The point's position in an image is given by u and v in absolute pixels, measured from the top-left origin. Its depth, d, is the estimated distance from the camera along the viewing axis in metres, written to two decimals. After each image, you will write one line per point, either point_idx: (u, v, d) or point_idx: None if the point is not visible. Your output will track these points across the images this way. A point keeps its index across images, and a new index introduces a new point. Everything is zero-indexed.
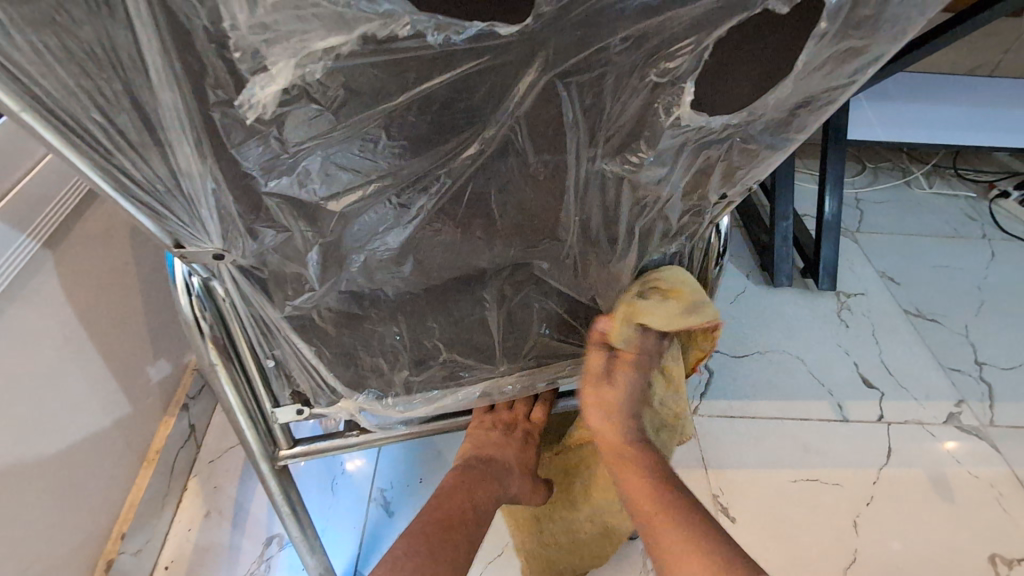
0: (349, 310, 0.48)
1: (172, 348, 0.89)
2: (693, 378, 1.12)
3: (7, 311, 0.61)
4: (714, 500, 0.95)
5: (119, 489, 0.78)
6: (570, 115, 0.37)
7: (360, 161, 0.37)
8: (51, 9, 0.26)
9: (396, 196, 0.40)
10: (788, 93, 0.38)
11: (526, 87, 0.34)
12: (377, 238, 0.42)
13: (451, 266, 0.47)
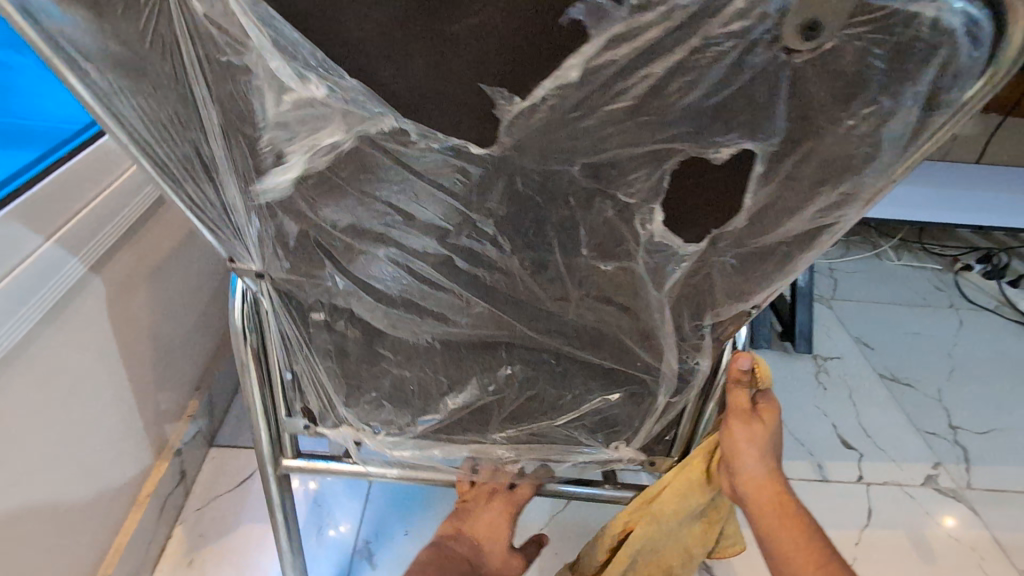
0: (365, 344, 0.55)
1: (172, 393, 0.92)
2: None
3: (31, 349, 0.65)
4: None
5: (107, 532, 0.79)
6: (552, 219, 0.42)
7: (379, 226, 0.43)
8: (151, 83, 0.35)
9: (409, 261, 0.46)
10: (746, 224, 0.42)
11: (507, 192, 0.40)
12: (393, 289, 0.49)
13: (458, 334, 0.53)
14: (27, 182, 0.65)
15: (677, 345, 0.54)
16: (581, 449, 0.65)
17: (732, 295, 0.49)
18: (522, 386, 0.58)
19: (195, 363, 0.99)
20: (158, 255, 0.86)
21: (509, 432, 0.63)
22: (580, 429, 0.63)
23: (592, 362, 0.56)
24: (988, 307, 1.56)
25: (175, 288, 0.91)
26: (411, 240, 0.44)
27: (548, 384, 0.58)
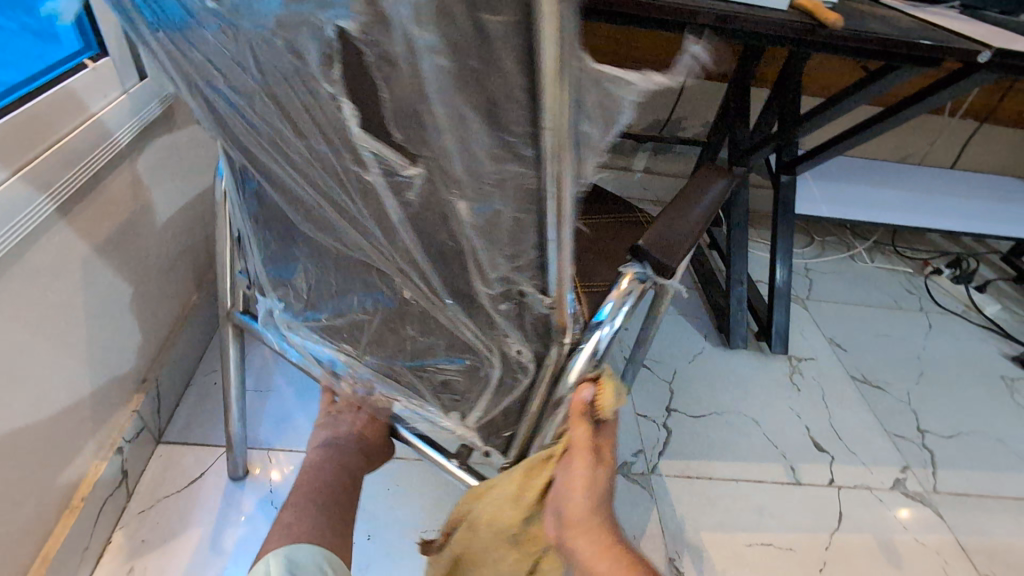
0: (272, 241, 0.58)
1: (112, 387, 0.84)
2: (653, 434, 1.11)
3: None
4: (671, 564, 0.93)
5: (34, 540, 0.71)
6: (489, 178, 0.36)
7: (270, 148, 0.43)
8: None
9: (301, 190, 0.46)
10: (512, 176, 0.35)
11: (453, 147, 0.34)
12: (286, 206, 0.51)
13: (339, 261, 0.54)
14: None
15: (492, 316, 0.51)
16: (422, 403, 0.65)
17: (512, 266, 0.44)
18: (393, 329, 0.59)
19: (140, 354, 0.91)
20: (98, 237, 0.78)
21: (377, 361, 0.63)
22: (427, 379, 0.62)
23: (458, 334, 0.55)
24: (956, 312, 1.59)
25: (117, 273, 0.83)
26: (279, 160, 0.44)
27: (441, 339, 0.57)
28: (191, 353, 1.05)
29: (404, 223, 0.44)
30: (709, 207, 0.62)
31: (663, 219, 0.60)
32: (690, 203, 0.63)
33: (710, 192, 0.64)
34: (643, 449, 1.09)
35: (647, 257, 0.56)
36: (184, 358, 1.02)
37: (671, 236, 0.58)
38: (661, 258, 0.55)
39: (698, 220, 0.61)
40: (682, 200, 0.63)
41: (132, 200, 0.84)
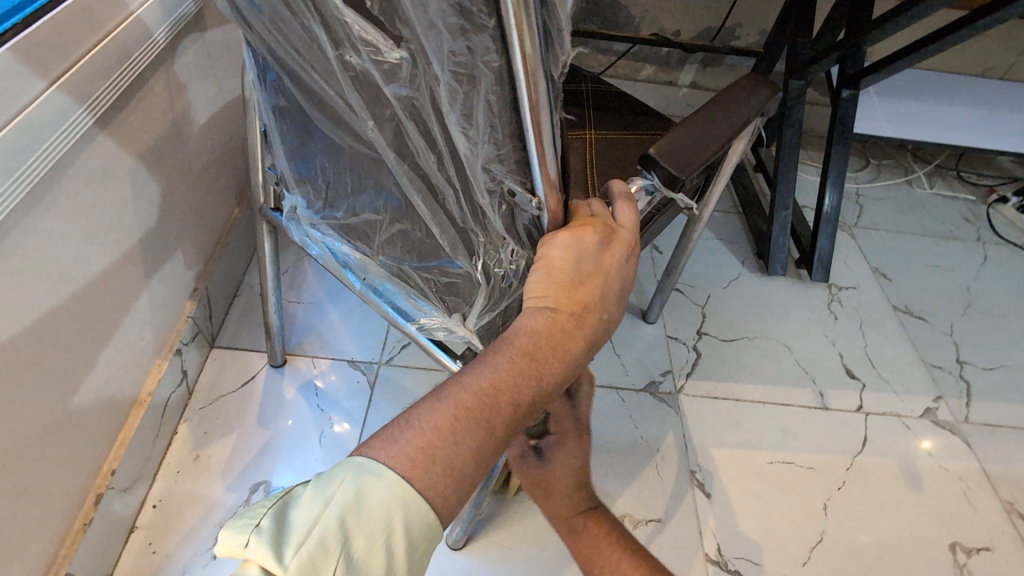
0: (302, 129, 0.56)
1: (167, 293, 0.89)
2: (681, 356, 1.13)
3: (13, 238, 0.60)
4: (692, 476, 0.97)
5: (111, 426, 0.79)
6: (501, 62, 0.36)
7: (290, 30, 0.42)
8: None
9: (321, 78, 0.45)
10: (508, 52, 0.36)
11: (477, 30, 0.34)
12: (313, 94, 0.49)
13: (358, 153, 0.53)
14: (24, 20, 0.59)
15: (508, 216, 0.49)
16: (423, 311, 0.63)
17: (521, 162, 0.44)
18: (411, 230, 0.58)
19: (189, 264, 0.95)
20: (142, 144, 0.79)
21: (384, 263, 0.62)
22: (431, 287, 0.61)
23: (464, 235, 0.54)
24: (1017, 243, 1.49)
25: (162, 183, 0.84)
26: (297, 42, 0.42)
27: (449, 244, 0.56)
28: (236, 265, 1.09)
29: (444, 129, 0.43)
30: (743, 114, 0.56)
31: (682, 125, 0.53)
32: (726, 107, 0.55)
33: (748, 99, 0.57)
34: (671, 370, 1.11)
35: (657, 166, 0.50)
36: (230, 268, 1.06)
37: (687, 144, 0.51)
38: (673, 169, 0.50)
39: (728, 128, 0.54)
40: (716, 102, 0.56)
41: (169, 109, 0.84)
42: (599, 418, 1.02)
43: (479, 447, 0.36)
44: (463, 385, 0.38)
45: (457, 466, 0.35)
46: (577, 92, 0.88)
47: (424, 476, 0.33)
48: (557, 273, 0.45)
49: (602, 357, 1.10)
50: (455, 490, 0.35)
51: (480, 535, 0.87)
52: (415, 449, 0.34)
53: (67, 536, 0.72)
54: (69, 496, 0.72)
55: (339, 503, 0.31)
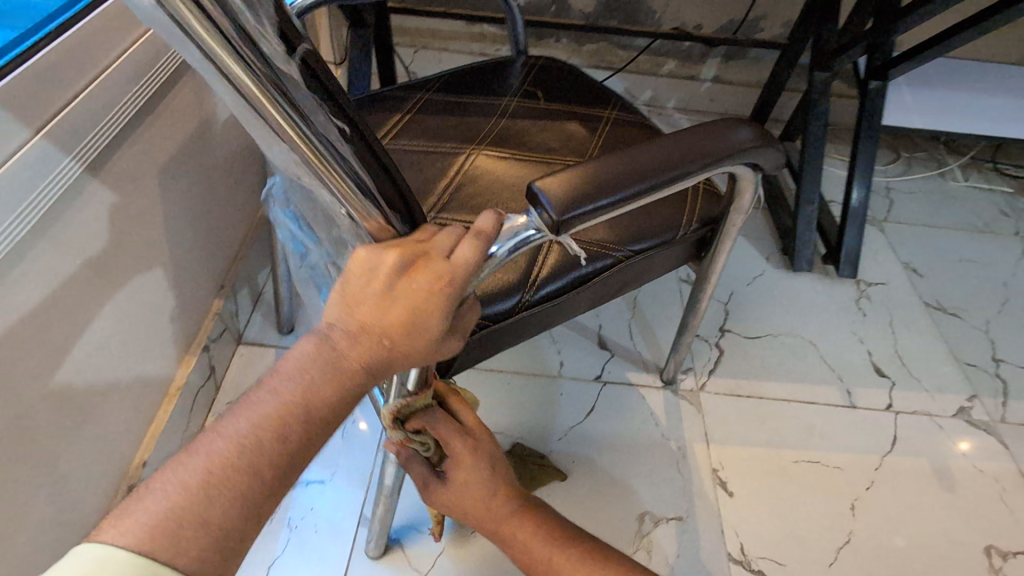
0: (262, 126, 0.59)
1: (196, 291, 0.92)
2: (703, 352, 1.11)
3: (60, 234, 0.63)
4: (714, 474, 0.95)
5: (143, 420, 0.82)
6: (291, 156, 0.40)
7: None
8: None
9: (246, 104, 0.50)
10: (284, 148, 0.39)
11: (261, 129, 0.38)
12: None
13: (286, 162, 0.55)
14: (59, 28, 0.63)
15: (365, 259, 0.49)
16: None
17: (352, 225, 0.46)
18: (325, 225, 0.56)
19: (216, 262, 0.97)
20: (171, 146, 0.81)
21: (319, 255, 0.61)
22: None
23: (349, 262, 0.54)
24: None
25: (190, 183, 0.87)
26: None
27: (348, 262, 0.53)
28: (261, 264, 1.11)
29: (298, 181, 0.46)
30: (668, 164, 0.52)
31: (598, 161, 0.50)
32: (655, 154, 0.52)
33: (682, 153, 0.52)
34: (693, 368, 1.09)
35: (546, 201, 0.47)
36: (255, 266, 1.09)
37: (589, 180, 0.48)
38: (552, 211, 0.47)
39: (640, 172, 0.50)
40: (644, 145, 0.52)
41: (196, 112, 0.86)
42: (619, 415, 1.01)
43: (236, 498, 0.34)
44: (222, 433, 0.36)
45: (211, 527, 0.33)
46: (597, 117, 0.80)
47: (164, 546, 0.31)
48: (359, 292, 0.41)
49: (623, 354, 1.10)
50: (210, 552, 0.32)
51: (405, 547, 0.84)
52: (152, 519, 0.32)
53: (101, 524, 0.75)
54: (104, 485, 0.75)
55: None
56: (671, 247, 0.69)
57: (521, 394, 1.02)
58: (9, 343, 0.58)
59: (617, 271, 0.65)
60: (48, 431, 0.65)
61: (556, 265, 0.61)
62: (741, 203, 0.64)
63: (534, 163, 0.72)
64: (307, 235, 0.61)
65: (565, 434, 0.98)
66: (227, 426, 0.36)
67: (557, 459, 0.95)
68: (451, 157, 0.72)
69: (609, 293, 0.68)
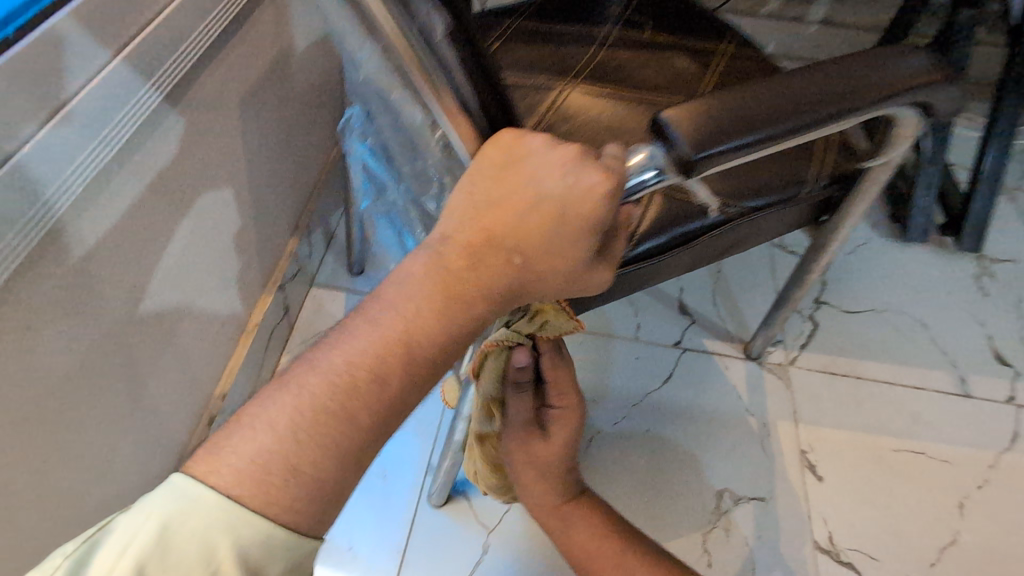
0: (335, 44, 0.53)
1: (273, 229, 0.91)
2: (796, 324, 1.01)
3: (144, 160, 0.61)
4: (802, 457, 0.88)
5: (222, 355, 0.83)
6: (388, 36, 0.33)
7: None
8: None
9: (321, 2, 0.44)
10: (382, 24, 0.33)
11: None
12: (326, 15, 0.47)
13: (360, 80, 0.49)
14: None
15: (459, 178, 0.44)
16: None
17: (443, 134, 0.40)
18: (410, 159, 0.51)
19: (292, 202, 0.95)
20: (251, 75, 0.78)
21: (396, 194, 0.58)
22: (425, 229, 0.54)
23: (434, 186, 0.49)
24: None
25: (268, 117, 0.84)
26: None
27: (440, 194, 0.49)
28: (334, 205, 1.09)
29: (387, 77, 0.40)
30: (829, 97, 0.40)
31: (723, 95, 0.39)
32: (813, 84, 0.41)
33: (845, 85, 0.41)
34: (783, 340, 1.00)
35: (670, 136, 0.38)
36: (329, 208, 1.07)
37: (723, 116, 0.38)
38: (685, 147, 0.37)
39: (786, 107, 0.39)
40: (799, 73, 0.41)
41: (275, 40, 0.82)
42: (699, 384, 0.94)
43: (331, 445, 0.35)
44: (314, 367, 0.37)
45: (298, 467, 0.34)
46: (710, 53, 0.70)
47: (254, 495, 0.33)
48: (476, 218, 0.39)
49: (706, 320, 1.01)
50: (312, 497, 0.34)
51: (471, 498, 0.82)
52: (241, 465, 0.33)
53: (184, 452, 0.77)
54: (186, 414, 0.77)
55: (140, 548, 0.31)
56: (791, 208, 0.57)
57: (590, 355, 0.96)
58: (96, 273, 0.57)
59: (725, 231, 0.54)
60: (134, 358, 0.65)
61: (655, 221, 0.52)
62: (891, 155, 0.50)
63: (632, 101, 0.64)
64: (386, 172, 0.57)
65: (640, 401, 0.92)
66: (324, 357, 0.37)
67: (631, 426, 0.90)
68: (541, 94, 0.64)
69: (712, 259, 0.57)
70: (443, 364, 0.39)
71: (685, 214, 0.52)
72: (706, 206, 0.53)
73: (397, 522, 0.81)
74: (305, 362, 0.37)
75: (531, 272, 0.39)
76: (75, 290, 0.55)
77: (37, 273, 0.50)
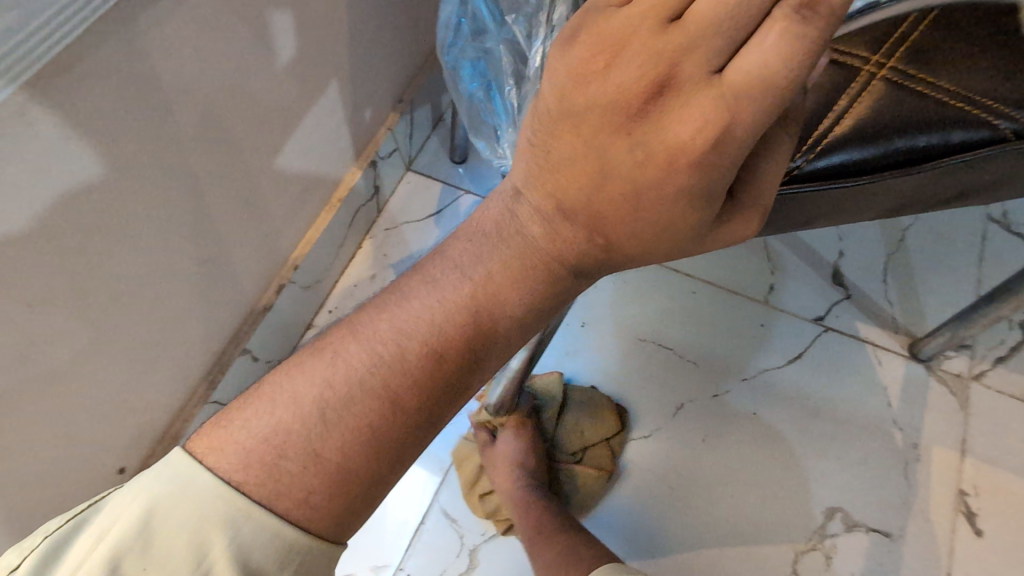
0: None
1: (373, 96, 0.82)
2: (999, 329, 0.74)
3: None
4: (959, 499, 0.67)
5: (302, 223, 0.78)
6: None
7: None
8: None
9: None
10: None
11: None
12: None
13: None
14: None
15: None
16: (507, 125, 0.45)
17: None
18: None
19: (398, 69, 0.85)
20: None
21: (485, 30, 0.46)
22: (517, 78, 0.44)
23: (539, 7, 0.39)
24: None
25: None
26: None
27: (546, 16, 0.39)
28: (446, 87, 0.97)
29: None
30: None
31: None
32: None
33: None
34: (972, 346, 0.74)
35: None
36: (440, 86, 0.95)
37: None
38: None
39: None
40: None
41: None
42: (835, 374, 0.74)
43: (363, 430, 0.28)
44: (355, 334, 0.29)
45: (322, 458, 0.27)
46: None
47: (260, 484, 0.26)
48: (550, 174, 0.27)
49: (869, 297, 0.78)
50: (329, 492, 0.27)
51: None
52: (250, 441, 0.27)
53: (250, 314, 0.75)
54: (259, 275, 0.74)
55: (116, 541, 0.25)
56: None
57: (703, 309, 0.79)
58: (162, 94, 0.51)
59: (980, 163, 0.34)
60: (205, 205, 0.61)
61: (851, 125, 0.34)
62: None
63: None
64: (490, 11, 0.45)
65: (752, 376, 0.75)
66: (367, 319, 0.29)
67: (733, 402, 0.74)
68: None
69: (925, 207, 0.38)
70: (519, 332, 0.30)
71: (911, 123, 0.33)
72: (957, 114, 0.33)
73: (447, 437, 0.73)
74: (346, 325, 0.30)
75: (631, 242, 0.27)
76: (132, 108, 0.49)
77: (88, 74, 0.44)
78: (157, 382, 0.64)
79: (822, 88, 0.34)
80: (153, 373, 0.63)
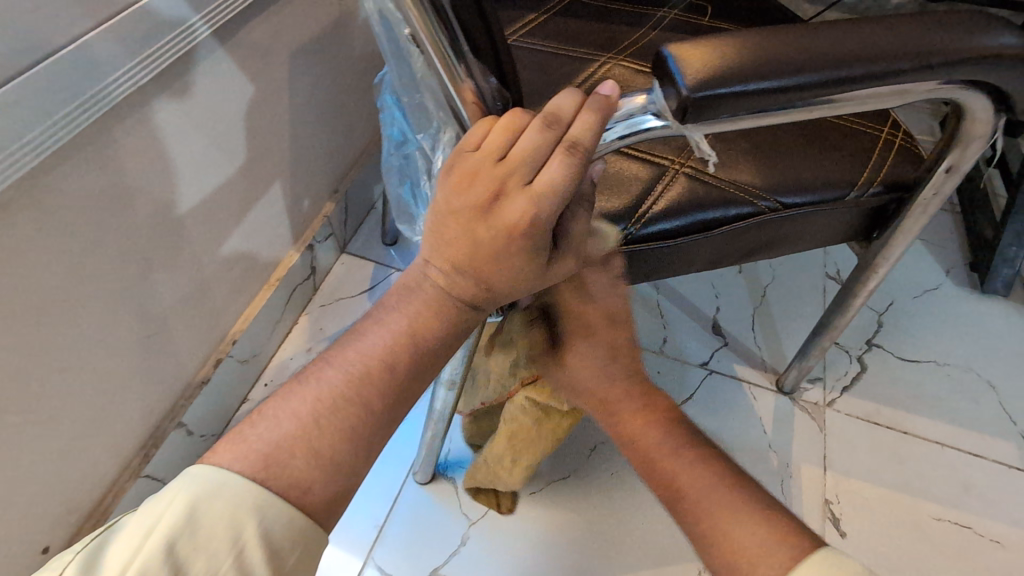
0: None
1: (310, 189, 0.92)
2: (839, 365, 0.91)
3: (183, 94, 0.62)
4: (826, 507, 0.79)
5: (240, 302, 0.84)
6: None
7: None
8: None
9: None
10: None
11: None
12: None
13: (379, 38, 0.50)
14: None
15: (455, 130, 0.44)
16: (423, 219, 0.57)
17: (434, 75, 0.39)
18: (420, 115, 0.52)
19: (332, 165, 0.97)
20: (304, 32, 0.79)
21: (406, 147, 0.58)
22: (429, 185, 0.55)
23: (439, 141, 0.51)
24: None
25: (318, 79, 0.85)
26: None
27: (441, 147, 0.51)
28: (376, 179, 1.10)
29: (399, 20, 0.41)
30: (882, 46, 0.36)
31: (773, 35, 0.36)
32: (868, 35, 0.36)
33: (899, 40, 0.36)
34: (823, 379, 0.91)
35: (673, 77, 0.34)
36: (370, 179, 1.08)
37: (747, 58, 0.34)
38: (682, 85, 0.33)
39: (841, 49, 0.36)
40: (836, 26, 0.37)
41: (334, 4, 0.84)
42: (720, 410, 0.87)
43: (347, 431, 0.36)
44: (327, 366, 0.38)
45: (322, 456, 0.35)
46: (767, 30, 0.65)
47: (278, 478, 0.34)
48: (442, 250, 0.38)
49: (740, 343, 0.94)
50: (324, 479, 0.35)
51: (454, 481, 0.80)
52: (265, 447, 0.35)
53: (186, 389, 0.78)
54: (197, 352, 0.79)
55: (165, 530, 0.32)
56: (837, 213, 0.50)
57: None
58: (120, 192, 0.59)
59: (754, 226, 0.49)
60: (152, 285, 0.67)
61: (666, 205, 0.48)
62: (969, 152, 0.44)
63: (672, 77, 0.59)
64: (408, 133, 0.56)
65: None
66: (335, 354, 0.39)
67: None
68: (583, 64, 0.59)
69: (732, 259, 0.52)
70: (444, 352, 0.41)
71: (704, 202, 0.48)
72: (732, 197, 0.48)
73: (385, 496, 0.78)
74: (320, 361, 0.39)
75: (503, 290, 0.39)
76: (90, 202, 0.56)
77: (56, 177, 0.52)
78: (89, 460, 0.66)
79: (645, 180, 0.48)
80: (86, 451, 0.65)
